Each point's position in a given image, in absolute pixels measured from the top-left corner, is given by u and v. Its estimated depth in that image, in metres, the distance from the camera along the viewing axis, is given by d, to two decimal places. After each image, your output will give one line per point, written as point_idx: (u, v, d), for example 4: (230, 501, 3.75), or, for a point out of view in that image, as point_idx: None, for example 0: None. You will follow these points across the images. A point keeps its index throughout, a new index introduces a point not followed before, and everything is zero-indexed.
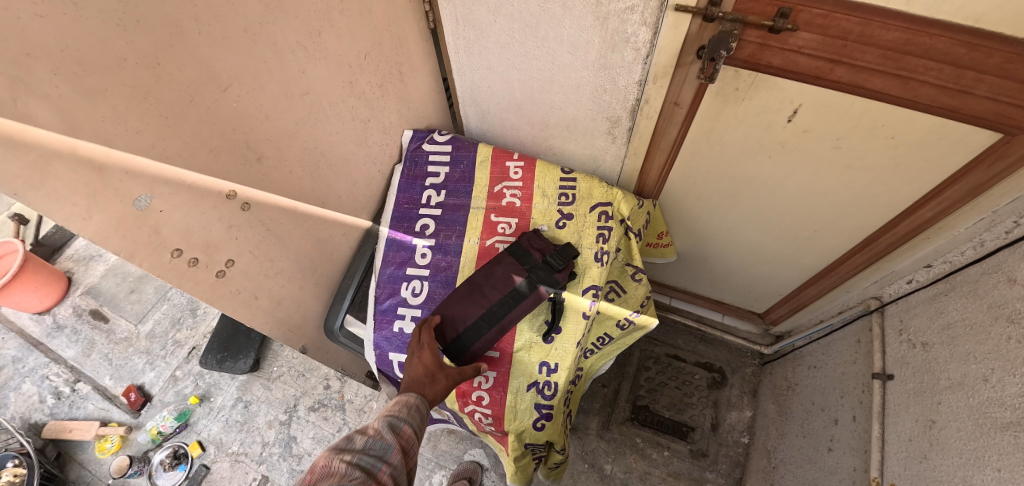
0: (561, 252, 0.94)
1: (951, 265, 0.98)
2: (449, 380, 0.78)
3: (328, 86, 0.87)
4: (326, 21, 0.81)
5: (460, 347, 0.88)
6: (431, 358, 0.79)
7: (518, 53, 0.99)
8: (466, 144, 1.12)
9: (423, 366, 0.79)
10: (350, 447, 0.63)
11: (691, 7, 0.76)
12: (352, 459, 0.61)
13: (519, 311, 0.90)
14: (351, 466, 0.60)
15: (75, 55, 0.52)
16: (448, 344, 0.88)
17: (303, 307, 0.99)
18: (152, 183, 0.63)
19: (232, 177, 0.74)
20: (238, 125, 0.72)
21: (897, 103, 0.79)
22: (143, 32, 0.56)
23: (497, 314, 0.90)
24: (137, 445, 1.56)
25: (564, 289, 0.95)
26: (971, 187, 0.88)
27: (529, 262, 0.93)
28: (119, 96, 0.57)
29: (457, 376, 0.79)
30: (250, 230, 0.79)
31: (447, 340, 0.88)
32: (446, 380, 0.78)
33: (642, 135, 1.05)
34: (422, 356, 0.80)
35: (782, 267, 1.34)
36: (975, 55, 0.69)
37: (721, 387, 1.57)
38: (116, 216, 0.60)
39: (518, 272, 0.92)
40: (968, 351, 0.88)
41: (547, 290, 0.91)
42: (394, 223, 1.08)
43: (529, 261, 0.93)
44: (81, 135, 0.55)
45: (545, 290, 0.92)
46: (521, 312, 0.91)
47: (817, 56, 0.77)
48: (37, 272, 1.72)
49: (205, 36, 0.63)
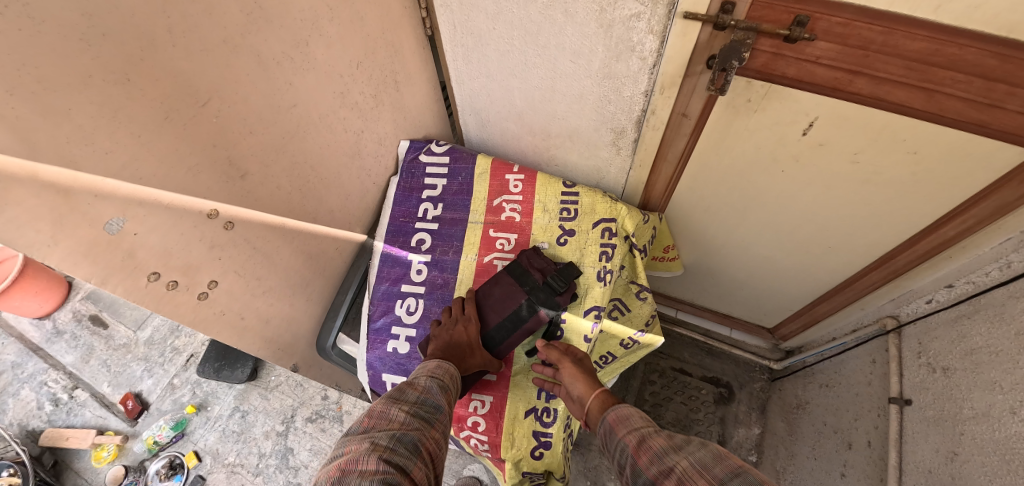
0: (566, 275, 0.91)
1: (976, 286, 0.93)
2: (483, 357, 0.85)
3: (317, 98, 0.83)
4: (314, 30, 0.77)
5: (504, 334, 0.87)
6: (476, 332, 0.85)
7: (518, 62, 0.95)
8: (464, 155, 1.07)
9: (466, 337, 0.85)
10: (405, 400, 0.66)
11: (701, 14, 0.72)
12: (410, 410, 0.64)
13: (516, 336, 0.87)
14: (410, 416, 0.62)
15: (35, 73, 0.49)
16: (495, 330, 0.87)
17: (294, 326, 0.95)
18: (124, 205, 0.59)
19: (214, 196, 0.70)
20: (218, 141, 0.69)
21: (920, 117, 0.74)
22: (111, 46, 0.53)
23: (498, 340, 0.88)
24: (133, 455, 1.54)
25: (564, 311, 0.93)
26: (1000, 204, 0.82)
27: (530, 284, 0.90)
28: (86, 115, 0.53)
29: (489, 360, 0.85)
30: (234, 249, 0.76)
31: (492, 326, 0.87)
32: (483, 357, 0.85)
33: (648, 147, 1.00)
34: (467, 326, 0.86)
35: (793, 282, 1.29)
36: (1009, 67, 0.63)
37: (728, 403, 1.52)
38: (85, 241, 0.57)
39: (518, 294, 0.89)
40: (993, 379, 0.83)
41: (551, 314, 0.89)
42: (389, 238, 1.04)
43: (529, 281, 0.90)
44: (44, 158, 0.52)
45: (545, 313, 0.89)
46: (519, 337, 0.88)
47: (835, 67, 0.72)
48: (37, 276, 1.71)
49: (180, 48, 0.60)
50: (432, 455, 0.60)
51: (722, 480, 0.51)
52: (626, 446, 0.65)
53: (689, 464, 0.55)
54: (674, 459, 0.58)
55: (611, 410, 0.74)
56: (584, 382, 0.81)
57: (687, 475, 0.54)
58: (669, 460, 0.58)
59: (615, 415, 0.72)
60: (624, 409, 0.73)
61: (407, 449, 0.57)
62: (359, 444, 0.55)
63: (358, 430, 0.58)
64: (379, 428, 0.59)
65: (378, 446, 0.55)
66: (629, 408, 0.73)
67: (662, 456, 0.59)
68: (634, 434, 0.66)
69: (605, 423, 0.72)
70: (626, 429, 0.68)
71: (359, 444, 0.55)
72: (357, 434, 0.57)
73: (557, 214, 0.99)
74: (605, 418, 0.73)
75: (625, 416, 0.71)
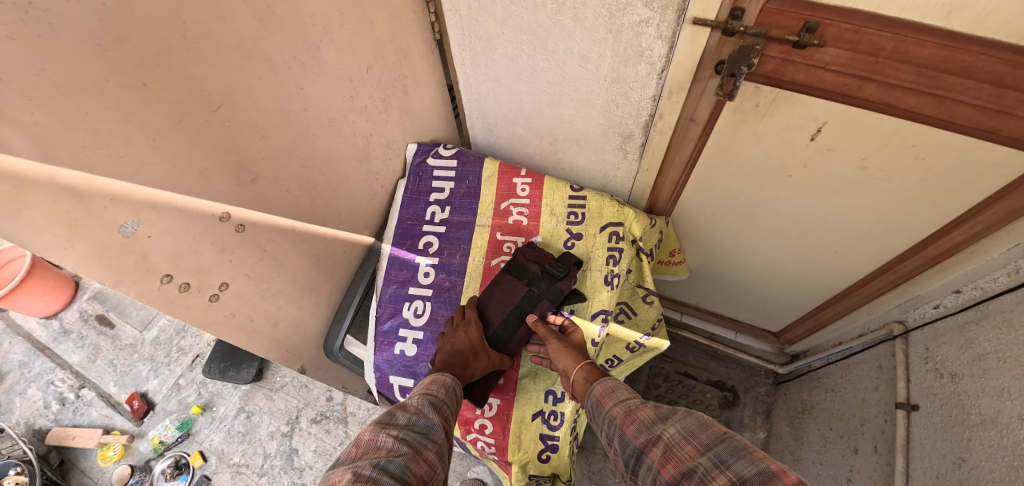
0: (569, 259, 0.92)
1: (983, 291, 0.93)
2: (489, 358, 0.86)
3: (327, 102, 0.83)
4: (324, 35, 0.78)
5: (507, 334, 0.89)
6: (478, 336, 0.86)
7: (526, 66, 0.95)
8: (472, 159, 1.07)
9: (468, 342, 0.86)
10: (395, 423, 0.66)
11: (709, 20, 0.72)
12: (399, 434, 0.64)
13: (522, 332, 0.90)
14: (399, 441, 0.62)
15: (52, 79, 0.49)
16: (497, 330, 0.89)
17: (302, 328, 0.96)
18: (137, 208, 0.60)
19: (225, 199, 0.71)
20: (230, 145, 0.69)
21: (930, 123, 0.74)
22: (126, 52, 0.54)
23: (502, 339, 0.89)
24: (139, 455, 1.55)
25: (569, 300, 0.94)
26: (1008, 210, 0.82)
27: (531, 276, 0.92)
28: (102, 119, 0.54)
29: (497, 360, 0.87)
30: (245, 252, 0.77)
31: (495, 325, 0.89)
32: (488, 358, 0.86)
33: (655, 151, 1.00)
34: (468, 329, 0.87)
35: (800, 287, 1.28)
36: (1020, 74, 0.63)
37: (733, 407, 1.51)
38: (99, 244, 0.58)
39: (517, 287, 0.91)
40: (1002, 386, 0.82)
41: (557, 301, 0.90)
42: (396, 240, 1.04)
43: (527, 274, 0.92)
44: (60, 162, 0.52)
45: (547, 304, 0.91)
46: (525, 332, 0.91)
47: (845, 73, 0.72)
48: (43, 277, 1.72)
49: (194, 54, 0.60)
50: (423, 479, 0.60)
51: (709, 446, 0.56)
52: (614, 418, 0.69)
53: (677, 431, 0.61)
54: (662, 428, 0.63)
55: (596, 384, 0.78)
56: (569, 358, 0.84)
57: (676, 442, 0.59)
58: (657, 428, 0.63)
59: (599, 388, 0.76)
60: (608, 382, 0.77)
61: (392, 477, 0.56)
62: (342, 475, 0.55)
63: (345, 459, 0.59)
64: (366, 456, 0.59)
65: (360, 477, 0.55)
66: (612, 381, 0.77)
67: (650, 425, 0.64)
68: (622, 406, 0.71)
69: (591, 397, 0.76)
70: (611, 401, 0.73)
71: (344, 472, 0.55)
72: (343, 465, 0.58)
73: (564, 217, 1.00)
74: (591, 391, 0.77)
75: (610, 389, 0.75)
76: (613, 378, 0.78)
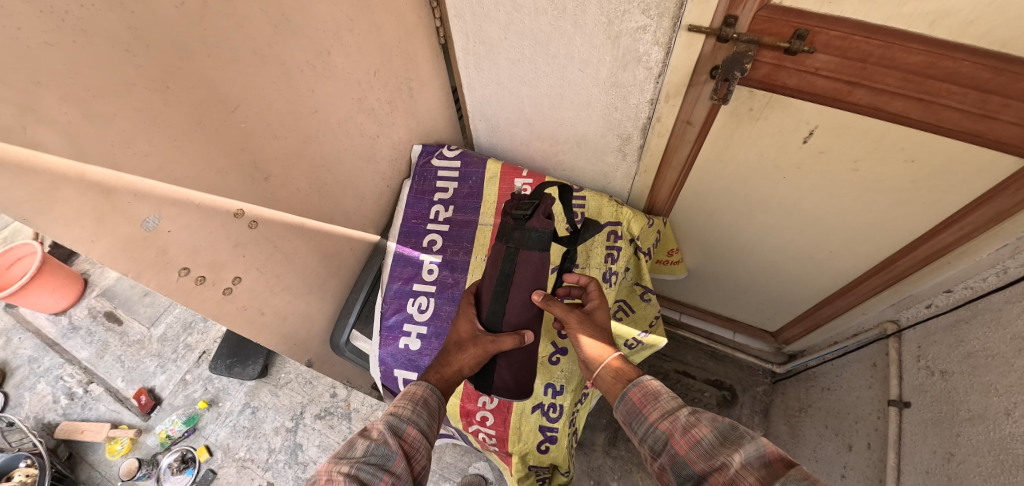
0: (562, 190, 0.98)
1: (974, 291, 0.95)
2: (479, 348, 0.80)
3: (337, 104, 0.87)
4: (335, 40, 0.81)
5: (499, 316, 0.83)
6: (469, 324, 0.83)
7: (528, 70, 0.99)
8: (475, 160, 1.10)
9: (461, 334, 0.84)
10: (350, 457, 0.62)
11: (704, 27, 0.75)
12: (349, 472, 0.60)
13: (513, 298, 0.82)
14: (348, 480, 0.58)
15: (84, 82, 0.52)
16: (486, 314, 0.83)
17: (309, 322, 0.99)
18: (159, 204, 0.63)
19: (240, 196, 0.74)
20: (245, 145, 0.72)
21: (918, 126, 0.76)
22: (151, 57, 0.57)
23: (498, 318, 0.83)
24: (146, 448, 1.58)
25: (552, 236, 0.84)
26: (996, 212, 0.84)
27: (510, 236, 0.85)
28: (128, 120, 0.57)
29: (487, 351, 0.80)
30: (257, 247, 0.80)
31: (484, 311, 0.84)
32: (477, 347, 0.80)
33: (653, 153, 1.03)
34: (461, 326, 0.85)
35: (796, 287, 1.31)
36: (1002, 80, 0.66)
37: (731, 406, 1.53)
38: (123, 238, 0.61)
39: (496, 250, 0.86)
40: (990, 382, 0.85)
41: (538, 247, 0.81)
42: (402, 238, 1.07)
43: (501, 232, 0.87)
44: (90, 160, 0.55)
45: (529, 252, 0.83)
46: (517, 298, 0.83)
47: (836, 79, 0.75)
48: (54, 274, 1.76)
49: (213, 59, 0.63)
50: None
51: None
52: (664, 434, 0.67)
53: (742, 463, 0.57)
54: (723, 455, 0.60)
55: (633, 383, 0.75)
56: (595, 350, 0.81)
57: (741, 475, 0.57)
58: (717, 456, 0.60)
59: (640, 393, 0.73)
60: (650, 383, 0.74)
61: None
62: None
63: None
64: None
65: None
66: (655, 383, 0.73)
67: (711, 451, 0.61)
68: (673, 422, 0.67)
69: (631, 401, 0.73)
70: (659, 413, 0.70)
71: None
72: None
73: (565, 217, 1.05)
74: (625, 392, 0.74)
75: (655, 395, 0.72)
76: (655, 379, 0.75)
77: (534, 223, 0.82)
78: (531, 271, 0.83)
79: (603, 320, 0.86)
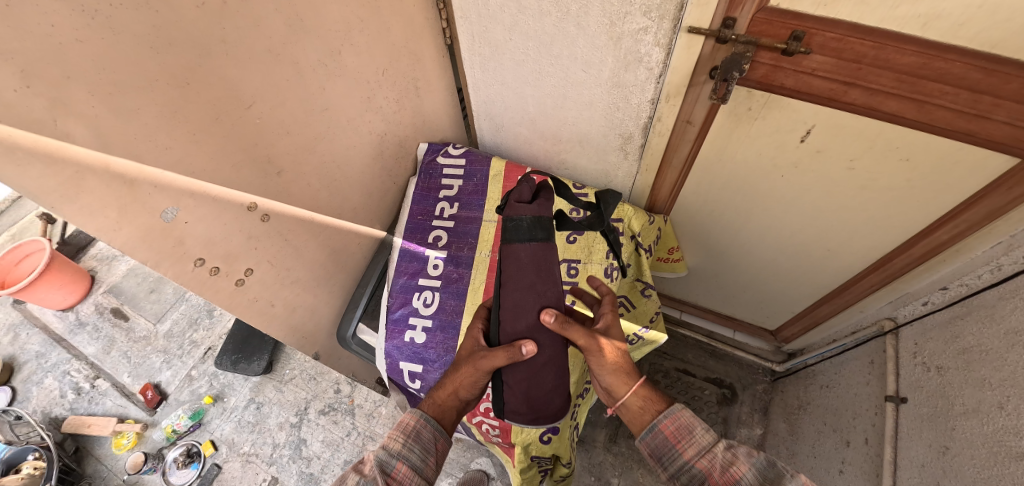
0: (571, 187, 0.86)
1: (969, 288, 0.97)
2: (472, 367, 0.76)
3: (346, 102, 0.89)
4: (345, 40, 0.83)
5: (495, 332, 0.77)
6: (472, 341, 0.81)
7: (532, 70, 1.01)
8: (479, 158, 1.13)
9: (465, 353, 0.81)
10: None
11: (703, 29, 0.78)
12: None
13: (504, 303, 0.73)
14: None
15: (111, 77, 0.55)
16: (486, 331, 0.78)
17: (316, 315, 1.01)
18: (177, 196, 0.65)
19: (254, 190, 0.76)
20: (259, 141, 0.75)
21: (913, 126, 0.78)
22: (173, 54, 0.59)
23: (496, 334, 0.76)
24: (152, 442, 1.59)
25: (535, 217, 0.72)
26: (989, 210, 0.86)
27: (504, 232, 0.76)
28: (150, 115, 0.60)
29: (478, 368, 0.75)
30: (269, 240, 0.82)
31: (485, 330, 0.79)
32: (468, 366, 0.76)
33: (654, 152, 1.06)
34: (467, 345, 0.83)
35: (794, 285, 1.33)
36: (994, 81, 0.68)
37: (731, 404, 1.55)
38: (144, 228, 0.63)
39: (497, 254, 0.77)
40: (984, 377, 0.86)
41: (515, 241, 0.69)
42: (407, 234, 1.10)
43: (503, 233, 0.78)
44: (114, 152, 0.57)
45: (512, 242, 0.72)
46: (510, 302, 0.73)
47: (831, 79, 0.77)
48: (61, 270, 1.78)
49: (231, 57, 0.66)
50: None
51: None
52: (703, 472, 0.70)
53: None
54: None
55: (663, 414, 0.76)
56: (620, 379, 0.78)
57: None
58: None
59: (674, 427, 0.74)
60: (681, 414, 0.76)
61: None
62: None
63: None
64: None
65: None
66: (687, 416, 0.75)
67: None
68: (709, 459, 0.71)
69: (664, 436, 0.74)
70: (695, 449, 0.72)
71: None
72: None
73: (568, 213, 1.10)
74: (656, 424, 0.75)
75: (689, 429, 0.74)
76: (685, 410, 0.76)
77: (513, 213, 0.72)
78: (515, 269, 0.71)
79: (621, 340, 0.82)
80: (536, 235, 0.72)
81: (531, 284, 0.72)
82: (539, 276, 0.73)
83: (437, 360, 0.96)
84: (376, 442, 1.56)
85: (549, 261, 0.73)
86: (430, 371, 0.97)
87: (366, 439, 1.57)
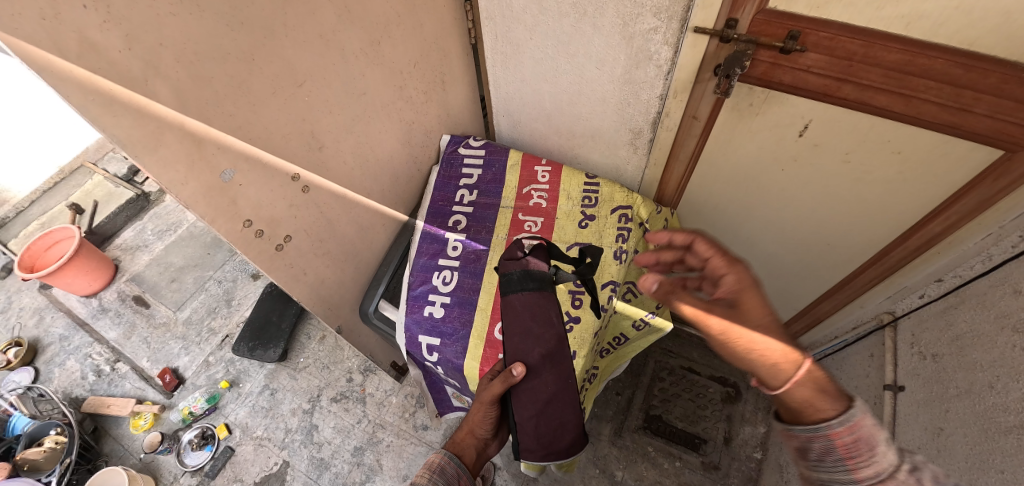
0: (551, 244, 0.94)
1: (962, 278, 1.01)
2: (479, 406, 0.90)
3: (381, 89, 0.99)
4: (384, 33, 0.94)
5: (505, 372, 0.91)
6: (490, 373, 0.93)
7: (550, 68, 1.10)
8: (498, 149, 1.24)
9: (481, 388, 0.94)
10: None
11: (708, 28, 0.86)
12: None
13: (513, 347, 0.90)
14: None
15: (193, 47, 0.63)
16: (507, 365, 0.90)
17: (342, 289, 1.09)
18: (235, 159, 0.73)
19: (297, 162, 0.85)
20: (306, 117, 0.84)
21: (901, 119, 0.85)
22: (244, 32, 0.68)
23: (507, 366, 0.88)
24: (169, 424, 1.64)
25: (529, 273, 0.85)
26: (978, 202, 0.91)
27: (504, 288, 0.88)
28: (221, 84, 0.68)
29: (482, 403, 0.89)
30: (307, 209, 0.90)
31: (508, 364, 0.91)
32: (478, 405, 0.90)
33: (662, 147, 1.14)
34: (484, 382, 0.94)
35: (793, 281, 1.39)
36: (973, 76, 0.74)
37: (735, 402, 1.59)
38: (206, 183, 0.71)
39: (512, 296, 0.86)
40: (975, 360, 0.90)
41: (508, 291, 0.82)
42: (429, 218, 1.19)
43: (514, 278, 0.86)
44: (188, 113, 0.66)
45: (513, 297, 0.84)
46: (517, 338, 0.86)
47: (825, 75, 0.84)
48: (88, 258, 1.85)
49: (289, 38, 0.75)
50: None
51: None
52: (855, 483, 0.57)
53: None
54: None
55: (835, 418, 0.60)
56: (767, 359, 0.65)
57: None
58: None
59: (851, 440, 0.58)
60: (862, 423, 0.59)
61: None
62: None
63: None
64: None
65: None
66: (873, 429, 0.58)
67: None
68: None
69: (832, 444, 0.59)
70: (872, 471, 0.56)
71: None
72: None
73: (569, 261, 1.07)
74: (826, 427, 0.60)
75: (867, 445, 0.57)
76: (867, 416, 0.59)
77: (505, 268, 0.86)
78: (512, 316, 0.82)
79: (732, 289, 0.71)
80: (527, 285, 0.84)
81: (526, 327, 0.84)
82: (533, 321, 0.84)
83: (455, 333, 1.03)
84: (387, 430, 1.59)
85: (543, 307, 0.84)
86: (448, 344, 1.02)
87: (376, 427, 1.60)
